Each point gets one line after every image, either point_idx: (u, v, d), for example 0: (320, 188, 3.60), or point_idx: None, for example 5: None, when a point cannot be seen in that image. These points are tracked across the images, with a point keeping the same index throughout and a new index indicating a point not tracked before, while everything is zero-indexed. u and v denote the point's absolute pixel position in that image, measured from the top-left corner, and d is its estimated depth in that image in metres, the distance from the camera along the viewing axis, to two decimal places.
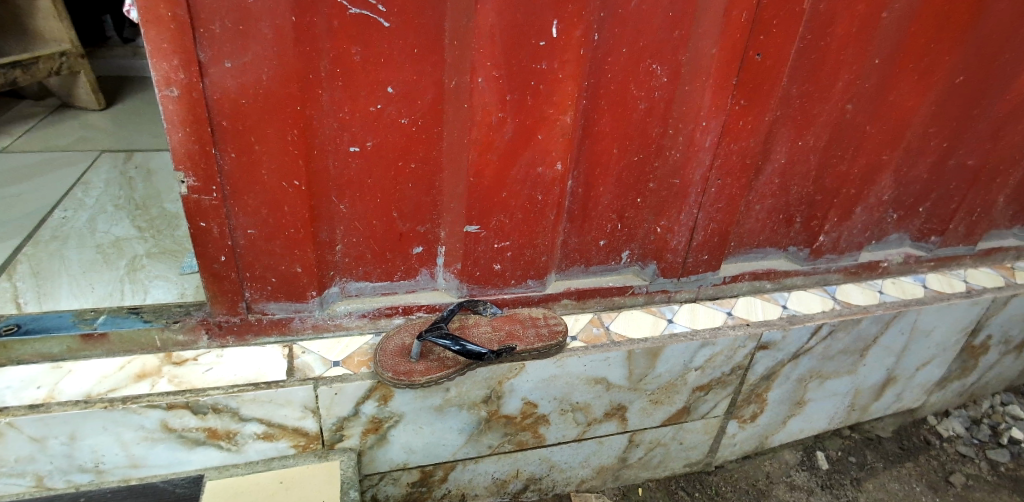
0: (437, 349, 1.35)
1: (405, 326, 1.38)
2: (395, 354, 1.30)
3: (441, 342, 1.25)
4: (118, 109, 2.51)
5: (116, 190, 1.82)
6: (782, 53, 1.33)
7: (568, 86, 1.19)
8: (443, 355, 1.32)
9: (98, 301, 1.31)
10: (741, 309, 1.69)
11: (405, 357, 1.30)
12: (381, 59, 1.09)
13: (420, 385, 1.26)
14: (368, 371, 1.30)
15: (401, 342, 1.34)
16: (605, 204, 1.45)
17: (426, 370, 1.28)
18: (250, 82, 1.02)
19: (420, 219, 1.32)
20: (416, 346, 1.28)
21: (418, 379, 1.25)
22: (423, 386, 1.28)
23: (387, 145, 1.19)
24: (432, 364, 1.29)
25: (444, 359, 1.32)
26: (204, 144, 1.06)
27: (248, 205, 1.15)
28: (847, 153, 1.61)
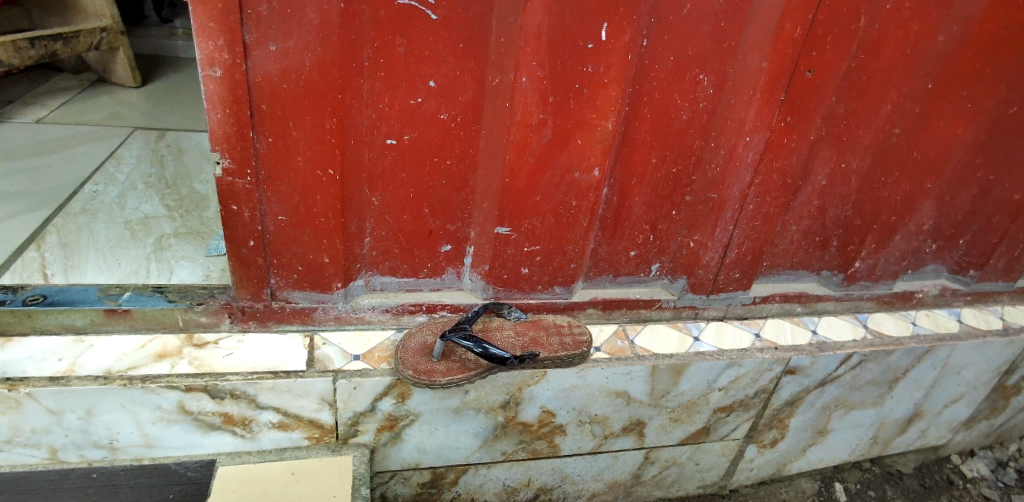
0: (459, 350, 1.32)
1: (428, 325, 1.36)
2: (417, 353, 1.28)
3: (464, 344, 1.22)
4: (152, 87, 2.53)
5: (146, 168, 1.83)
6: (832, 71, 1.29)
7: (612, 92, 1.16)
8: (465, 357, 1.30)
9: (124, 277, 1.30)
10: (769, 332, 1.64)
11: (427, 356, 1.28)
12: (424, 53, 1.07)
13: (440, 386, 1.24)
14: (388, 368, 1.28)
15: (422, 340, 1.32)
16: (638, 215, 1.41)
17: (447, 370, 1.25)
18: (292, 67, 1.00)
19: (450, 217, 1.29)
20: (439, 345, 1.26)
21: (439, 380, 1.23)
22: (442, 387, 1.25)
23: (424, 140, 1.17)
24: (454, 365, 1.27)
25: (466, 360, 1.29)
26: (242, 127, 1.04)
27: (280, 191, 1.13)
28: (890, 180, 1.55)
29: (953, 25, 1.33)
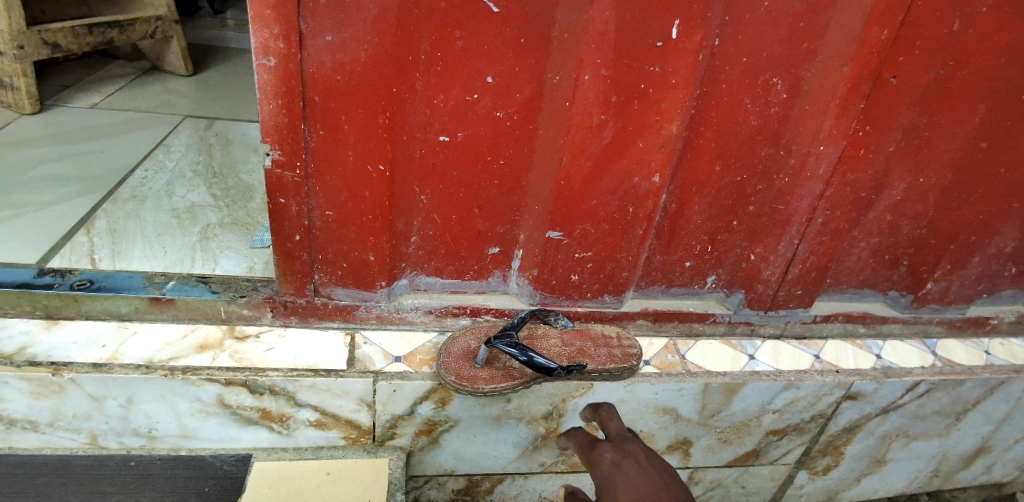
0: (503, 357, 1.26)
1: (471, 329, 1.31)
2: (460, 358, 1.23)
3: (509, 351, 1.16)
4: (203, 76, 2.56)
5: (194, 156, 1.83)
6: (918, 77, 1.19)
7: (679, 94, 1.08)
8: (509, 364, 1.24)
9: (169, 266, 1.29)
10: (830, 354, 1.54)
11: (470, 362, 1.23)
12: (483, 48, 1.01)
13: (482, 394, 1.18)
14: (430, 372, 1.23)
15: (465, 344, 1.27)
16: (697, 224, 1.33)
17: (490, 378, 1.20)
18: (346, 59, 0.96)
19: (499, 219, 1.24)
20: (483, 351, 1.20)
21: (481, 388, 1.17)
22: (485, 395, 1.20)
23: (477, 138, 1.11)
24: (497, 373, 1.21)
25: (510, 368, 1.23)
26: (293, 119, 1.01)
27: (328, 187, 1.10)
28: (972, 197, 1.43)
29: None
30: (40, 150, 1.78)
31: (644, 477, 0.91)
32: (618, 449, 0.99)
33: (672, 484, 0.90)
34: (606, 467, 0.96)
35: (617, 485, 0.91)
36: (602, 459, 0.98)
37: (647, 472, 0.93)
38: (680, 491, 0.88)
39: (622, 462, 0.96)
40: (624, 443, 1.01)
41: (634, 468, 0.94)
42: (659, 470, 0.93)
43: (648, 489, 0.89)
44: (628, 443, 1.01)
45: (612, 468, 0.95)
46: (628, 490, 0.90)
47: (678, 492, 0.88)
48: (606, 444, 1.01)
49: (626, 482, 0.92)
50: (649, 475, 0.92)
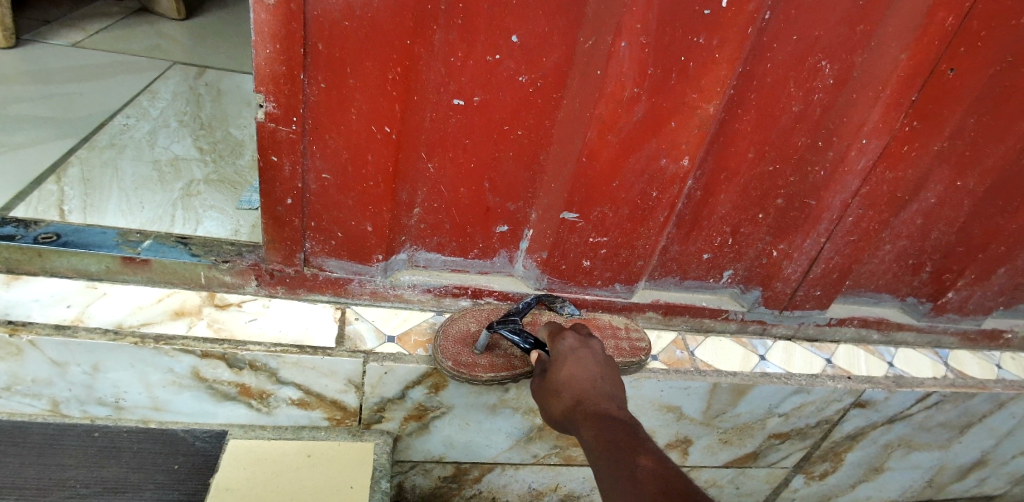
0: (503, 343, 1.18)
1: (470, 312, 1.22)
2: (457, 342, 1.14)
3: (507, 335, 1.06)
4: (196, 22, 2.40)
5: (182, 105, 1.70)
6: (975, 72, 1.10)
7: (721, 71, 0.99)
8: (510, 352, 1.15)
9: (145, 223, 1.17)
10: (842, 359, 1.47)
11: (468, 346, 1.14)
12: (512, 2, 0.90)
13: (480, 382, 1.09)
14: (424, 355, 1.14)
15: (463, 326, 1.19)
16: (720, 214, 1.24)
17: (490, 366, 1.11)
18: (357, 2, 0.85)
19: (511, 195, 1.14)
20: (482, 337, 1.11)
21: (480, 375, 1.08)
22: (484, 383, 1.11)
23: (495, 105, 1.01)
24: (498, 360, 1.12)
25: (511, 356, 1.15)
26: (292, 67, 0.90)
27: (326, 146, 0.99)
28: (1009, 207, 1.36)
29: None
30: (12, 86, 1.64)
31: (593, 367, 0.93)
32: (579, 339, 0.99)
33: (614, 380, 0.93)
34: (561, 350, 0.97)
35: (563, 366, 0.94)
36: (562, 342, 0.99)
37: (597, 364, 0.94)
38: (618, 389, 0.92)
39: (577, 350, 0.96)
40: (587, 336, 1.00)
41: (587, 358, 0.95)
42: (608, 367, 0.95)
43: (591, 377, 0.91)
44: (592, 338, 1.00)
45: (567, 353, 0.96)
46: (573, 375, 0.92)
47: (617, 389, 0.91)
48: (570, 332, 1.00)
49: (573, 366, 0.93)
50: (598, 367, 0.93)
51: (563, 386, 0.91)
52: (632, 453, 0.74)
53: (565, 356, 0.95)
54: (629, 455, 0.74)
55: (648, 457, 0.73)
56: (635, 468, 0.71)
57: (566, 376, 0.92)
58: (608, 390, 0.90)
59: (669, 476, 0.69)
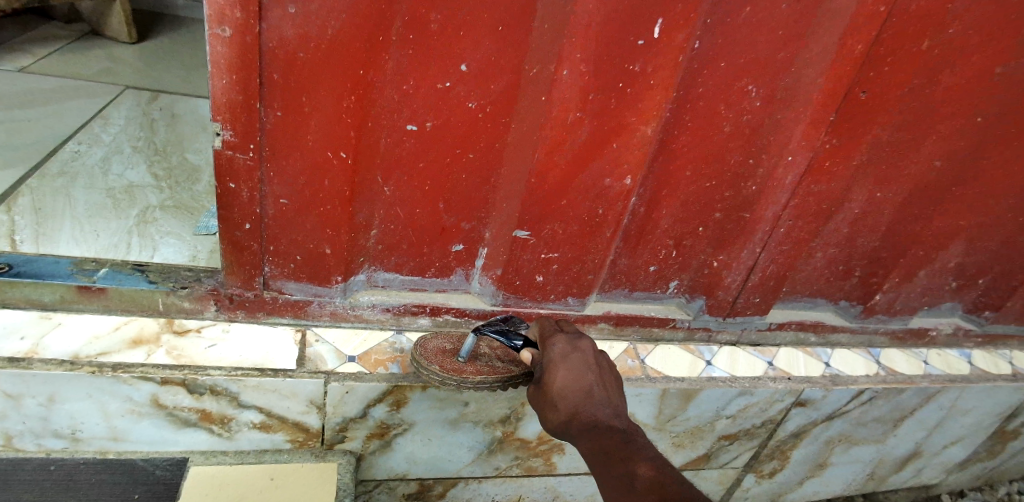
0: (484, 358, 1.18)
1: (440, 336, 1.24)
2: (439, 355, 1.15)
3: (492, 334, 1.08)
4: (149, 46, 2.39)
5: (135, 131, 1.69)
6: (885, 93, 1.22)
7: (657, 95, 1.07)
8: (493, 363, 1.15)
9: (101, 251, 1.17)
10: (782, 361, 1.57)
11: (451, 358, 1.14)
12: (460, 32, 0.95)
13: (471, 386, 1.07)
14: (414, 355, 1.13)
15: (439, 345, 1.20)
16: (664, 228, 1.32)
17: (477, 370, 1.10)
18: (312, 34, 0.89)
19: (466, 214, 1.19)
20: (466, 343, 1.12)
21: (471, 376, 1.07)
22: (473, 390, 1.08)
23: (447, 129, 1.05)
24: (483, 367, 1.12)
25: (495, 365, 1.14)
26: (249, 97, 0.93)
27: (283, 172, 1.02)
28: (924, 214, 1.49)
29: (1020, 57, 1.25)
30: None
31: (585, 373, 0.95)
32: (569, 341, 1.00)
33: (608, 385, 0.97)
34: (553, 356, 0.98)
35: (557, 374, 0.95)
36: (553, 348, 1.00)
37: (589, 368, 0.96)
38: (613, 394, 0.95)
39: (569, 355, 0.97)
40: (577, 337, 1.02)
41: (579, 364, 0.96)
42: (600, 369, 0.97)
43: (586, 386, 0.94)
44: (582, 338, 1.02)
45: (559, 359, 0.98)
46: (568, 385, 0.94)
47: (610, 393, 0.95)
48: (559, 336, 1.02)
49: (566, 374, 0.95)
50: (590, 372, 0.95)
51: (559, 397, 0.93)
52: (630, 462, 0.82)
53: (558, 364, 0.96)
54: (627, 465, 0.81)
55: (645, 465, 0.81)
56: (634, 475, 0.79)
57: (561, 386, 0.94)
58: (602, 398, 0.93)
59: (664, 482, 0.77)
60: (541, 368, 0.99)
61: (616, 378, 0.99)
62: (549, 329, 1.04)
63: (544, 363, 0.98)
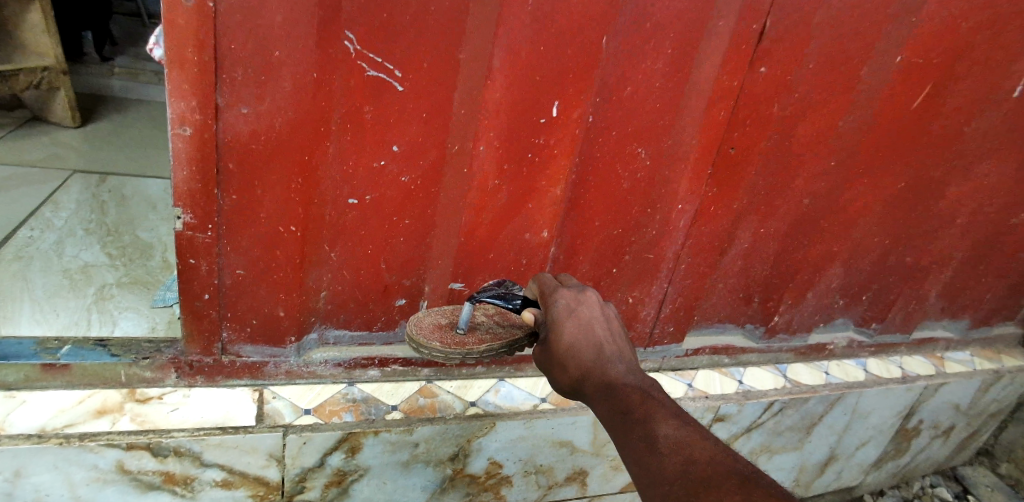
0: (481, 327, 1.22)
1: (433, 313, 1.27)
2: (437, 331, 1.17)
3: (492, 301, 1.15)
4: (93, 129, 2.48)
5: (86, 213, 1.77)
6: (751, 148, 1.47)
7: (561, 162, 1.28)
8: (491, 331, 1.20)
9: (62, 330, 1.25)
10: (700, 382, 1.77)
11: (450, 332, 1.17)
12: (390, 121, 1.13)
13: (477, 356, 1.10)
14: (408, 335, 1.13)
15: (433, 322, 1.22)
16: (583, 272, 1.50)
17: (479, 341, 1.13)
18: (262, 129, 1.06)
19: (406, 272, 1.33)
20: (464, 314, 1.16)
21: (475, 347, 1.10)
22: (478, 359, 1.12)
23: (385, 200, 1.21)
24: (483, 337, 1.16)
25: (494, 333, 1.19)
26: (207, 184, 1.07)
27: (239, 246, 1.16)
28: (803, 243, 1.74)
29: (856, 113, 1.53)
30: None
31: (591, 329, 0.96)
32: (572, 296, 1.01)
33: (616, 336, 0.97)
34: (556, 314, 0.99)
35: (563, 333, 0.96)
36: (556, 306, 1.01)
37: (594, 322, 0.97)
38: (621, 346, 0.96)
39: (573, 312, 0.98)
40: (579, 291, 1.02)
41: (584, 319, 0.97)
42: (607, 321, 0.98)
43: (592, 342, 0.94)
44: (585, 291, 1.02)
45: (564, 314, 0.99)
46: (574, 343, 0.94)
47: (619, 345, 0.95)
48: (561, 293, 1.02)
49: (572, 331, 0.96)
50: (596, 327, 0.96)
51: (567, 357, 0.94)
52: (650, 422, 0.80)
53: (562, 319, 0.98)
54: (648, 424, 0.80)
55: (669, 425, 0.79)
56: (656, 436, 0.78)
57: (567, 344, 0.95)
58: (611, 352, 0.94)
59: (689, 441, 0.76)
60: (545, 325, 1.01)
61: (624, 326, 1.00)
62: (550, 288, 1.07)
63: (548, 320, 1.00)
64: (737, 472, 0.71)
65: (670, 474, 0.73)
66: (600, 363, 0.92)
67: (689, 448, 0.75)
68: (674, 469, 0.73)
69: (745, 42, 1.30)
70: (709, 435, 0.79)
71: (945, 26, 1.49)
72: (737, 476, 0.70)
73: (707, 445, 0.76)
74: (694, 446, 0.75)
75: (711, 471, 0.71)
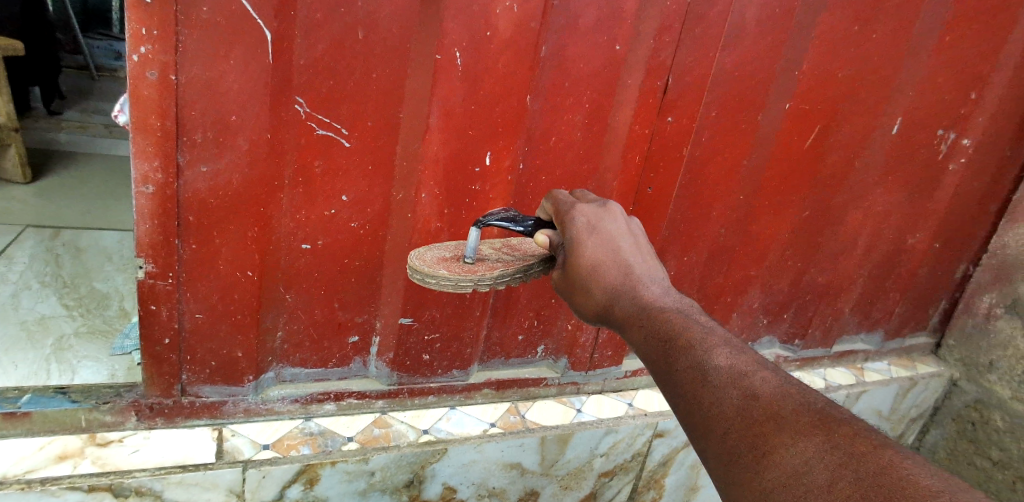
0: (489, 258, 1.28)
1: (439, 247, 1.32)
2: (445, 262, 1.22)
3: (501, 224, 1.24)
4: (44, 184, 2.51)
5: (40, 266, 1.82)
6: (667, 187, 1.65)
7: (497, 204, 1.43)
8: (497, 261, 1.26)
9: (21, 380, 1.29)
10: (640, 401, 1.91)
11: (458, 262, 1.23)
12: (339, 174, 1.26)
13: (489, 283, 1.16)
14: (413, 267, 1.16)
15: (437, 255, 1.27)
16: (524, 302, 1.64)
17: (489, 269, 1.20)
18: (220, 185, 1.16)
19: (358, 310, 1.44)
20: (470, 244, 1.22)
21: (487, 274, 1.16)
22: (489, 287, 1.18)
23: (336, 244, 1.33)
24: (491, 265, 1.22)
25: (502, 262, 1.25)
26: (168, 235, 1.17)
27: (199, 291, 1.24)
28: (723, 268, 1.93)
29: (757, 152, 1.74)
30: None
31: (610, 247, 1.09)
32: (591, 215, 1.13)
33: (634, 251, 1.11)
34: (577, 233, 1.10)
35: (586, 251, 1.08)
36: (575, 225, 1.12)
37: (613, 240, 1.10)
38: (640, 260, 1.10)
39: (593, 230, 1.11)
40: (596, 211, 1.14)
41: (604, 238, 1.10)
42: (623, 238, 1.11)
43: (613, 260, 1.08)
44: (602, 211, 1.14)
45: (586, 233, 1.11)
46: (598, 260, 1.08)
47: (637, 258, 1.10)
48: (580, 213, 1.14)
49: (596, 249, 1.09)
50: (615, 245, 1.10)
51: (596, 274, 1.07)
52: (699, 352, 0.86)
53: (584, 241, 1.09)
54: (699, 355, 0.85)
55: (721, 354, 0.85)
56: (709, 367, 0.83)
57: (592, 261, 1.08)
58: (632, 267, 1.08)
59: (744, 373, 0.81)
60: (567, 248, 1.12)
61: (637, 240, 1.13)
62: (568, 205, 1.17)
63: (568, 242, 1.11)
64: (809, 408, 0.74)
65: (729, 410, 0.78)
66: (627, 285, 1.05)
67: (750, 382, 0.79)
68: (734, 401, 0.78)
69: (652, 96, 1.49)
70: (765, 364, 0.83)
71: (825, 76, 1.71)
72: (810, 413, 0.73)
73: (768, 377, 0.80)
74: (753, 378, 0.80)
75: (779, 406, 0.75)
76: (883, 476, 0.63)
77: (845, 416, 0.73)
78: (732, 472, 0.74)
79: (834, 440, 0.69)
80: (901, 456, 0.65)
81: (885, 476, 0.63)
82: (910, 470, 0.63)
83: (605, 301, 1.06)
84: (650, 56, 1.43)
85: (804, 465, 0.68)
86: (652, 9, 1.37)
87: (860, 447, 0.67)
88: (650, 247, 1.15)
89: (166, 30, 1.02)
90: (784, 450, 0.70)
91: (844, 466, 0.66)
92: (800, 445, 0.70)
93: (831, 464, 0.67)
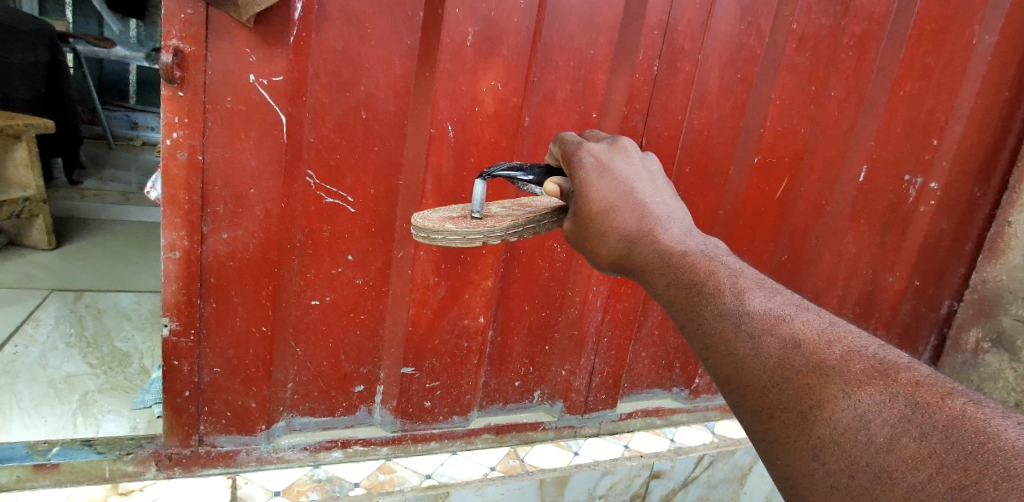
0: (497, 214, 1.21)
1: (444, 211, 1.25)
2: (451, 219, 1.15)
3: (508, 174, 1.18)
4: (67, 249, 2.66)
5: (66, 327, 1.94)
6: None
7: (489, 258, 1.54)
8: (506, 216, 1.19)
9: (50, 434, 1.40)
10: (636, 442, 1.97)
11: (466, 219, 1.16)
12: (344, 236, 1.39)
13: (500, 235, 1.09)
14: (416, 225, 1.09)
15: (442, 216, 1.20)
16: (518, 350, 1.74)
17: (499, 222, 1.12)
18: (238, 249, 1.30)
19: (362, 361, 1.54)
20: (476, 197, 1.16)
21: (497, 226, 1.09)
22: (501, 240, 1.11)
23: (341, 300, 1.45)
24: (500, 219, 1.15)
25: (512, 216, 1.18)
26: (191, 295, 1.29)
27: (217, 346, 1.36)
28: None
29: (728, 202, 1.88)
30: None
31: (623, 188, 0.99)
32: (599, 157, 1.04)
33: (649, 191, 1.01)
34: (584, 178, 1.02)
35: (595, 196, 0.99)
36: (582, 170, 1.03)
37: (624, 180, 1.00)
38: (657, 200, 0.99)
39: (602, 174, 1.01)
40: (606, 152, 1.05)
41: (614, 180, 1.00)
42: (636, 178, 1.01)
43: (626, 203, 0.98)
44: (612, 153, 1.05)
45: (595, 177, 1.02)
46: (610, 205, 0.98)
47: (653, 198, 1.00)
48: (587, 155, 1.05)
49: (605, 193, 0.99)
50: (627, 186, 1.00)
51: (605, 222, 0.98)
52: (729, 296, 0.75)
53: (593, 181, 1.01)
54: (728, 301, 0.75)
55: (756, 297, 0.74)
56: (743, 310, 0.73)
57: (602, 208, 0.98)
58: (648, 209, 0.97)
59: (784, 316, 0.70)
60: (574, 193, 1.03)
61: (653, 179, 1.04)
62: (574, 147, 1.09)
63: (576, 185, 1.03)
64: (863, 355, 0.64)
65: (769, 359, 0.67)
66: (642, 228, 0.94)
67: (790, 327, 0.69)
68: (773, 347, 0.68)
69: None
70: (807, 307, 0.73)
71: (788, 131, 1.86)
72: (864, 361, 0.63)
73: (811, 321, 0.69)
74: (794, 324, 0.69)
75: (828, 353, 0.64)
76: (960, 431, 0.53)
77: (906, 362, 0.62)
78: (773, 430, 0.65)
79: (894, 390, 0.59)
80: (978, 406, 0.55)
81: (968, 431, 0.53)
82: (993, 422, 0.53)
83: (619, 251, 0.96)
84: (623, 120, 1.59)
85: (859, 421, 0.59)
86: (621, 81, 1.54)
87: (927, 398, 0.57)
88: (668, 185, 1.05)
89: (195, 118, 1.18)
90: (834, 403, 0.61)
91: (908, 421, 0.56)
92: (859, 398, 0.60)
93: (893, 418, 0.57)
